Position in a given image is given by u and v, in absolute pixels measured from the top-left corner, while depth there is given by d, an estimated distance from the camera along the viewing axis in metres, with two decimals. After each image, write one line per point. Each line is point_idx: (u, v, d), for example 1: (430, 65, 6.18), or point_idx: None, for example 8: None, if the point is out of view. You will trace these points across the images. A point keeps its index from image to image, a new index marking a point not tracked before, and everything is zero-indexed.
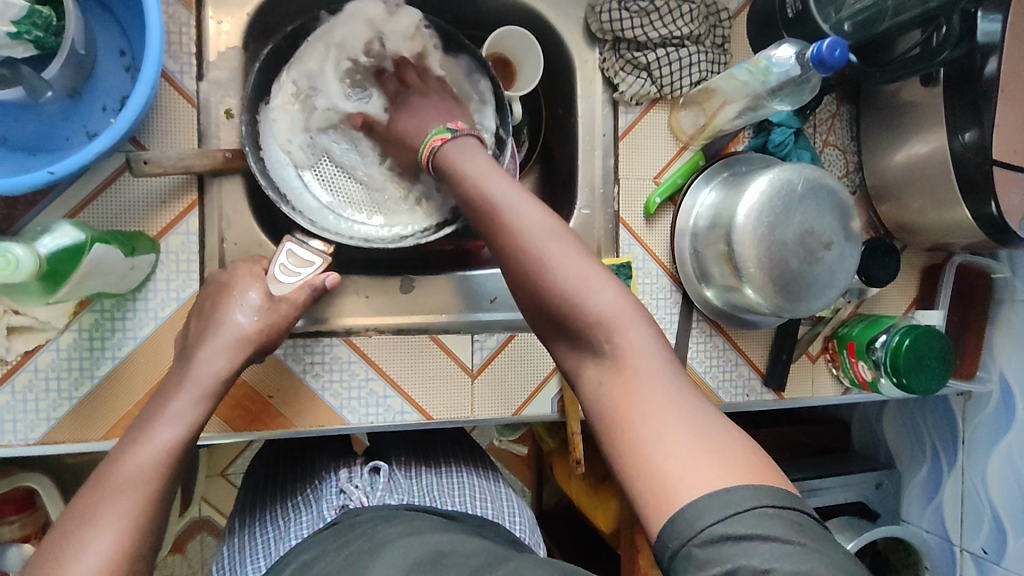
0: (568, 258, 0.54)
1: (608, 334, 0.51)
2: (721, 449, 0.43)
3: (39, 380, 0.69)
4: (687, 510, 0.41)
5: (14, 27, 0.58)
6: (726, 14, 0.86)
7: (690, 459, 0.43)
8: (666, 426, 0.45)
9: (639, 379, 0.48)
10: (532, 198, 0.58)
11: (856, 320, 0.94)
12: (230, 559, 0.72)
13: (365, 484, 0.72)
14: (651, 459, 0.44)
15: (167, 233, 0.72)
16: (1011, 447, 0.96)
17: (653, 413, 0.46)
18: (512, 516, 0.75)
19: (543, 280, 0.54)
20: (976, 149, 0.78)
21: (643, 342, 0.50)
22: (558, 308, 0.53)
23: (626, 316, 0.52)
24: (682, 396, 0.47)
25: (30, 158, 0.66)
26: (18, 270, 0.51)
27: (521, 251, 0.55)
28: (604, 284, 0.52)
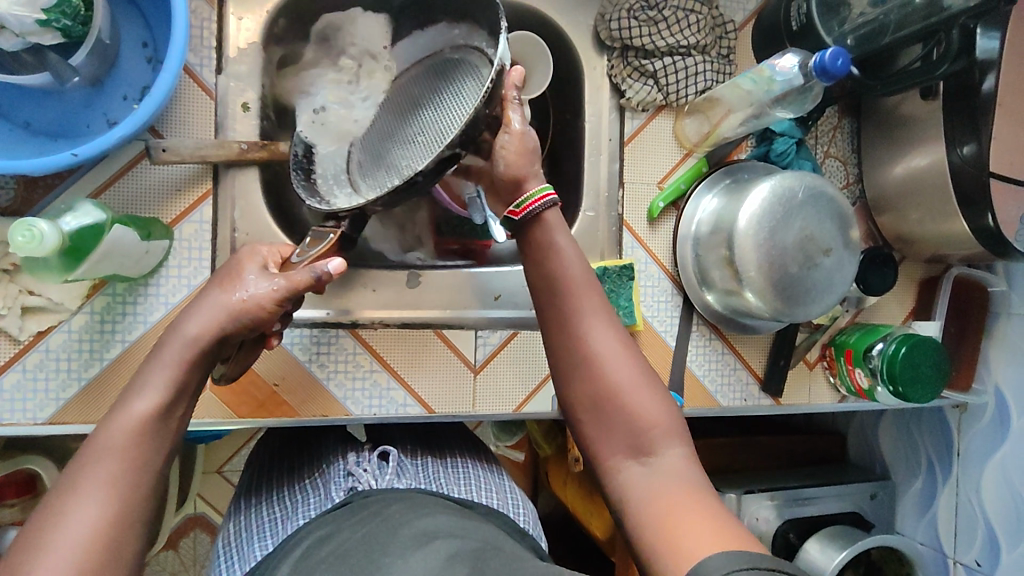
0: (627, 365, 0.58)
1: (654, 443, 0.55)
2: (739, 541, 0.47)
3: (50, 361, 0.70)
4: (713, 565, 0.44)
5: (44, 15, 0.59)
6: (731, 26, 0.89)
7: (710, 538, 0.47)
8: (690, 514, 0.50)
9: (673, 485, 0.52)
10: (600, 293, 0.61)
11: (853, 329, 0.95)
12: (235, 540, 0.73)
13: (373, 469, 0.74)
14: (680, 535, 0.48)
15: (181, 220, 0.73)
16: (1006, 458, 0.98)
17: (687, 511, 0.50)
18: (515, 505, 0.76)
19: (600, 380, 0.58)
20: (974, 162, 0.79)
21: (680, 455, 0.55)
22: (609, 409, 0.57)
23: (672, 432, 0.56)
24: (719, 507, 0.51)
25: (53, 143, 0.68)
26: (43, 245, 0.54)
27: (585, 346, 0.59)
28: (654, 398, 0.57)
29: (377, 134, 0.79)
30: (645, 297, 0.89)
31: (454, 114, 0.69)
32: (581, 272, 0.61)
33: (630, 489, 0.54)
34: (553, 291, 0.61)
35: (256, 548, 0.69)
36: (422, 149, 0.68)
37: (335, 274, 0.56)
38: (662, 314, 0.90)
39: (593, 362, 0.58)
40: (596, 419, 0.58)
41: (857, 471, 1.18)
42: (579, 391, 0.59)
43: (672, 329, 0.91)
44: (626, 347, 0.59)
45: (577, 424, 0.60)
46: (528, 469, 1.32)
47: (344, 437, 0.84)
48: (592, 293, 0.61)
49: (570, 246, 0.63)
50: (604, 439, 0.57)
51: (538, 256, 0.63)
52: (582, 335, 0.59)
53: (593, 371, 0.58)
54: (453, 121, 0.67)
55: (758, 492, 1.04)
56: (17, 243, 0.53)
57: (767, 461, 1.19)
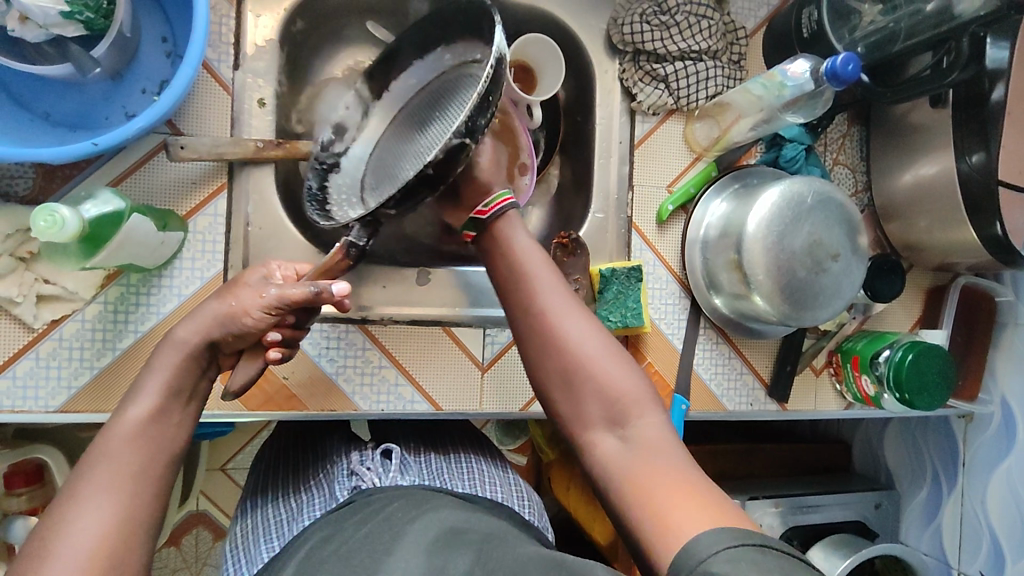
0: (592, 338, 0.60)
1: (629, 413, 0.56)
2: (720, 509, 0.48)
3: (63, 349, 0.70)
4: (701, 544, 0.45)
5: (67, 7, 0.60)
6: (742, 33, 0.90)
7: (690, 505, 0.48)
8: (669, 482, 0.51)
9: (652, 455, 0.53)
10: (558, 276, 0.64)
11: (859, 336, 0.95)
12: (245, 538, 0.73)
13: (378, 467, 0.74)
14: (660, 504, 0.50)
15: (196, 213, 0.74)
16: (1011, 470, 0.98)
17: (669, 482, 0.51)
18: (522, 501, 0.77)
19: (567, 357, 0.59)
20: (982, 170, 0.80)
21: (652, 421, 0.56)
22: (578, 381, 0.59)
23: (644, 400, 0.57)
24: (700, 478, 0.51)
25: (71, 133, 0.69)
26: (63, 230, 0.54)
27: (549, 325, 0.61)
28: (624, 369, 0.59)
29: (390, 158, 0.83)
30: (652, 300, 0.90)
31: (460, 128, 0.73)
32: (539, 261, 0.65)
33: (607, 461, 0.55)
34: (516, 275, 0.64)
35: (263, 549, 0.69)
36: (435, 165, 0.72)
37: (337, 297, 0.57)
38: (669, 317, 0.91)
39: (559, 339, 0.60)
40: (568, 397, 0.59)
41: (861, 481, 1.18)
42: (547, 368, 0.60)
43: (679, 332, 0.91)
44: (590, 322, 0.61)
45: (548, 402, 0.61)
46: (531, 473, 1.32)
47: (348, 435, 0.84)
48: (551, 274, 0.64)
49: (526, 239, 0.67)
50: (577, 412, 0.58)
51: (500, 247, 0.66)
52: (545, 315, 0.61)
53: (559, 348, 0.60)
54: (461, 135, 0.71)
55: (762, 498, 1.04)
56: (38, 229, 0.54)
57: (771, 469, 1.19)
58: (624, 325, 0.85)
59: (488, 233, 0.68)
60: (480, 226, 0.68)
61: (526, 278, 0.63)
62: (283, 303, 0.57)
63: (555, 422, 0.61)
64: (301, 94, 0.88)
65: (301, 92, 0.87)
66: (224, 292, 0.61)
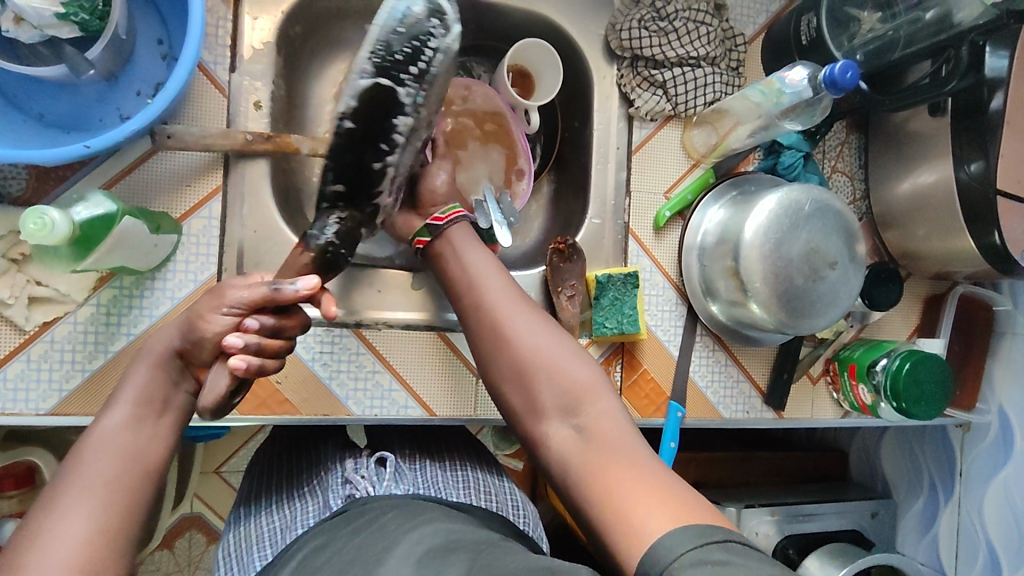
0: (542, 338, 0.63)
1: (585, 405, 0.59)
2: (683, 501, 0.49)
3: (54, 351, 0.70)
4: (668, 544, 0.45)
5: (62, 8, 0.60)
6: (742, 39, 0.90)
7: (648, 495, 0.49)
8: (626, 473, 0.52)
9: (613, 447, 0.55)
10: (506, 281, 0.67)
11: (857, 344, 0.95)
12: (238, 546, 0.73)
13: (371, 475, 0.74)
14: (617, 496, 0.51)
15: (190, 216, 0.74)
16: (1008, 482, 0.97)
17: (630, 474, 0.52)
18: (516, 509, 0.77)
19: (521, 358, 0.62)
20: (981, 179, 0.79)
21: (604, 410, 0.58)
22: (533, 379, 0.61)
23: (597, 392, 0.60)
24: (660, 469, 0.53)
25: (65, 134, 0.68)
26: (54, 233, 0.54)
27: (502, 327, 0.63)
28: (576, 362, 0.61)
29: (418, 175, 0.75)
30: (649, 306, 0.89)
31: (436, 105, 0.69)
32: (487, 267, 0.67)
33: (565, 456, 0.57)
34: (467, 279, 0.66)
35: (256, 558, 0.69)
36: (411, 149, 0.69)
37: (306, 289, 0.57)
38: (667, 325, 0.90)
39: (509, 339, 0.63)
40: (525, 396, 0.61)
41: (858, 489, 1.17)
42: (502, 368, 0.63)
43: (676, 339, 0.90)
44: (539, 322, 0.64)
45: (505, 402, 0.63)
46: (526, 479, 1.31)
47: (342, 441, 0.84)
48: (500, 278, 0.66)
49: (473, 246, 0.69)
50: (534, 410, 0.60)
51: (450, 256, 0.68)
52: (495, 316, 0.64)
53: (511, 348, 0.62)
54: (428, 108, 0.67)
55: (758, 507, 1.03)
56: (29, 231, 0.53)
57: (767, 477, 1.19)
58: (620, 332, 0.85)
59: (439, 239, 0.69)
60: (433, 232, 0.69)
61: (477, 285, 0.66)
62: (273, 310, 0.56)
63: (512, 421, 0.63)
64: (298, 96, 0.87)
65: (298, 95, 0.87)
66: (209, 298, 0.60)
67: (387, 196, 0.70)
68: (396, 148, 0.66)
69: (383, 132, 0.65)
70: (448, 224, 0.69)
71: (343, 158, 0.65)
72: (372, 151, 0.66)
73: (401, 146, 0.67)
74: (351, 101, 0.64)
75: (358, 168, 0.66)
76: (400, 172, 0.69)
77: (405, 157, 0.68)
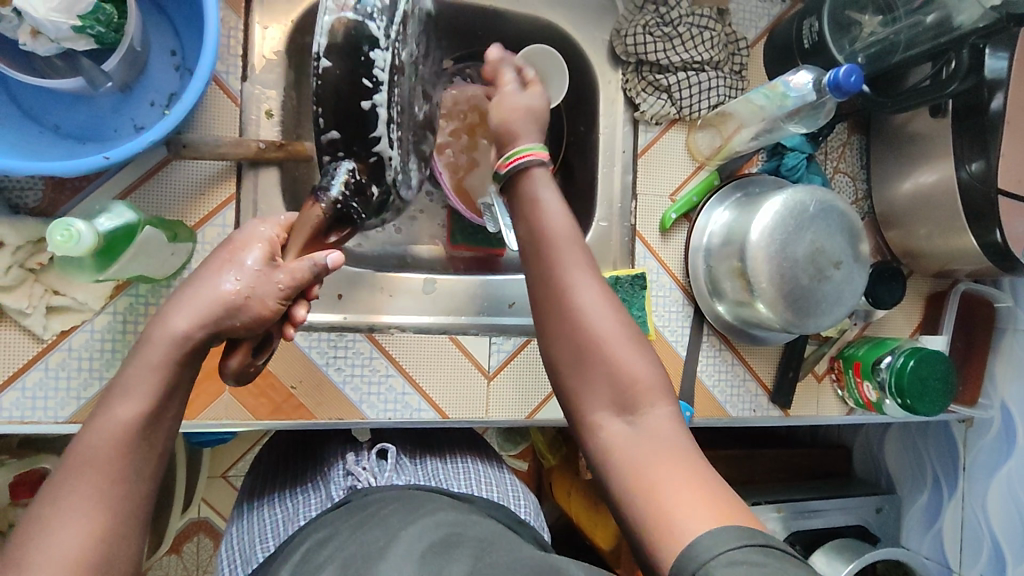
0: (606, 316, 0.58)
1: (640, 400, 0.56)
2: (724, 504, 0.49)
3: (72, 359, 0.71)
4: (706, 543, 0.45)
5: (80, 22, 0.60)
6: (744, 43, 0.91)
7: (683, 493, 0.49)
8: (668, 469, 0.51)
9: (662, 450, 0.53)
10: (581, 252, 0.61)
11: (861, 342, 0.96)
12: (242, 540, 0.74)
13: (372, 467, 0.75)
14: (659, 492, 0.50)
15: (205, 223, 0.75)
16: (1011, 475, 0.98)
17: (671, 472, 0.51)
18: (517, 498, 0.78)
19: (580, 335, 0.58)
20: (981, 178, 0.81)
21: (660, 412, 0.55)
22: (592, 360, 0.57)
23: (656, 389, 0.56)
24: (703, 470, 0.52)
25: (81, 145, 0.68)
26: (79, 245, 0.55)
27: (565, 303, 0.59)
28: (637, 353, 0.57)
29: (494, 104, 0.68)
30: (657, 307, 0.90)
31: (408, 53, 0.69)
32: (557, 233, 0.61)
33: (611, 446, 0.55)
34: (531, 248, 0.62)
35: (259, 551, 0.69)
36: (399, 107, 0.69)
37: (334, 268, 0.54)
38: (674, 325, 0.91)
39: (571, 318, 0.58)
40: (580, 374, 0.58)
41: (862, 485, 1.19)
42: (561, 348, 0.59)
43: (683, 339, 0.92)
44: (603, 301, 0.59)
45: (558, 380, 0.60)
46: (532, 480, 1.32)
47: (347, 438, 0.84)
48: (572, 247, 0.61)
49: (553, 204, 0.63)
50: (586, 392, 0.57)
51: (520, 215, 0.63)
52: (557, 290, 0.59)
53: (572, 328, 0.58)
54: (401, 52, 0.67)
55: (765, 504, 1.04)
56: (55, 242, 0.54)
57: (771, 474, 1.20)
58: None
59: (508, 186, 0.65)
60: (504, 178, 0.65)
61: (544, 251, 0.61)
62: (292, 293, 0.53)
63: (565, 401, 0.60)
64: None
65: None
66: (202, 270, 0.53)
67: (388, 144, 0.68)
68: (380, 86, 0.65)
69: (361, 62, 0.63)
70: (511, 170, 0.64)
71: (337, 101, 0.64)
72: (356, 87, 0.64)
73: (384, 81, 0.65)
74: (321, 39, 0.62)
75: (346, 109, 0.65)
76: (393, 124, 0.68)
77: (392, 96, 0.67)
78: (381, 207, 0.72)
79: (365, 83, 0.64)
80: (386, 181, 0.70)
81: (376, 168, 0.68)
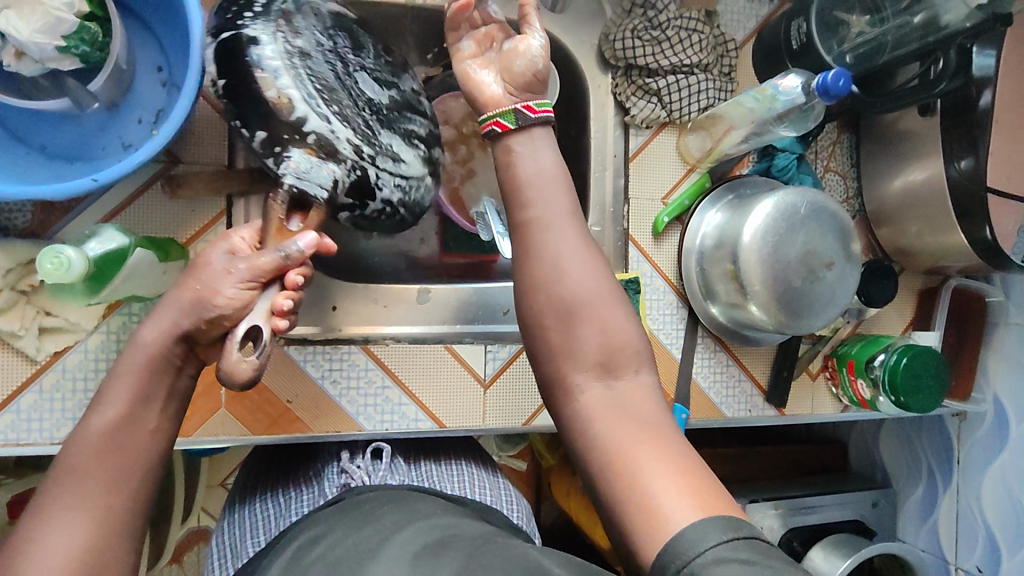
0: (591, 275, 0.57)
1: (622, 366, 0.55)
2: (706, 488, 0.48)
3: (66, 380, 0.71)
4: (690, 534, 0.44)
5: (63, 42, 0.60)
6: (733, 45, 0.91)
7: (667, 477, 0.48)
8: (651, 446, 0.50)
9: (644, 427, 0.52)
10: (567, 207, 0.59)
11: (855, 340, 0.97)
12: (234, 533, 0.75)
13: (367, 465, 0.76)
14: (643, 470, 0.49)
15: (196, 240, 0.74)
16: (1006, 467, 0.99)
17: (651, 454, 0.49)
18: (510, 503, 0.79)
19: (563, 289, 0.56)
20: (970, 175, 0.81)
21: (644, 381, 0.55)
22: (578, 315, 0.56)
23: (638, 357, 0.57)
24: (683, 453, 0.50)
25: (69, 166, 0.68)
26: (70, 271, 0.55)
27: (545, 260, 0.57)
28: (621, 315, 0.57)
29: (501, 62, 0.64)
30: (651, 311, 0.91)
31: (313, 40, 0.66)
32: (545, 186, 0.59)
33: (591, 411, 0.54)
34: (527, 195, 0.58)
35: (249, 545, 0.71)
36: (324, 87, 0.65)
37: (306, 248, 0.52)
38: (668, 328, 0.92)
39: (557, 273, 0.57)
40: (565, 329, 0.56)
41: (858, 479, 1.20)
42: (543, 304, 0.57)
43: (678, 342, 0.92)
44: (591, 260, 0.58)
45: (536, 333, 0.58)
46: (531, 481, 1.32)
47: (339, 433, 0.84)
48: (559, 201, 0.59)
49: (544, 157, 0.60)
50: (569, 349, 0.56)
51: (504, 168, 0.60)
52: (543, 246, 0.57)
53: (558, 283, 0.56)
54: (297, 38, 0.64)
55: (762, 501, 1.05)
56: (46, 270, 0.54)
57: (767, 471, 1.21)
58: None
59: (523, 133, 0.60)
60: (521, 120, 0.60)
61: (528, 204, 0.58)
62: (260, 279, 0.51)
63: (537, 355, 0.58)
64: None
65: None
66: (186, 278, 0.53)
67: (322, 120, 0.62)
68: (276, 73, 0.60)
69: (239, 62, 0.60)
70: (540, 120, 0.60)
71: (246, 106, 0.61)
72: (254, 87, 0.60)
73: (281, 66, 0.61)
74: (211, 69, 0.61)
75: (255, 106, 0.60)
76: (317, 101, 0.63)
77: (298, 82, 0.62)
78: (362, 192, 0.66)
79: (262, 78, 0.60)
80: (344, 158, 0.63)
81: (324, 148, 0.62)
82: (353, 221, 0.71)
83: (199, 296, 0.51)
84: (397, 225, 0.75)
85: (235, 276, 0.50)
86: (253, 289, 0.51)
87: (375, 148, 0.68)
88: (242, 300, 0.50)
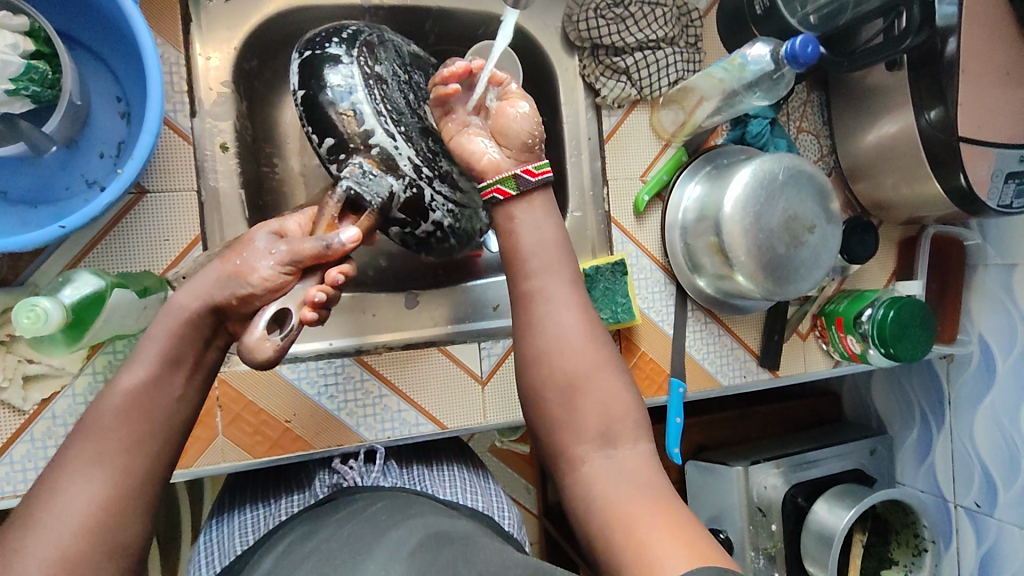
0: (587, 352, 0.57)
1: (619, 438, 0.55)
2: (699, 545, 0.46)
3: (57, 427, 0.69)
4: None
5: (12, 85, 0.57)
6: (696, 14, 0.90)
7: (665, 534, 0.47)
8: (649, 506, 0.50)
9: (639, 493, 0.51)
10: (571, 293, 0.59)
11: (841, 297, 0.98)
12: (218, 535, 0.73)
13: (360, 466, 0.76)
14: (641, 525, 0.48)
15: (173, 269, 0.72)
16: (995, 404, 1.01)
17: (646, 517, 0.49)
18: (501, 510, 0.75)
19: (558, 368, 0.57)
20: (941, 126, 0.81)
21: (643, 451, 0.55)
22: (579, 395, 0.56)
23: (632, 426, 0.56)
24: (677, 514, 0.50)
25: (33, 211, 0.65)
26: (48, 323, 0.54)
27: (548, 349, 0.57)
28: (615, 382, 0.57)
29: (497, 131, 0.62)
30: (639, 290, 0.91)
31: (393, 70, 0.69)
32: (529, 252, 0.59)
33: (592, 478, 0.54)
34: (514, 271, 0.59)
35: (238, 543, 0.69)
36: (395, 110, 0.66)
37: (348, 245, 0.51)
38: (657, 305, 0.92)
39: (557, 350, 0.57)
40: (566, 401, 0.56)
41: (855, 428, 1.23)
42: (546, 380, 0.57)
43: (669, 318, 0.92)
44: (590, 333, 0.58)
45: (536, 402, 0.58)
46: (535, 460, 1.31)
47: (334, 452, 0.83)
48: (559, 276, 0.59)
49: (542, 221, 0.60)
50: (571, 422, 0.56)
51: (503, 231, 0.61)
52: (553, 337, 0.57)
53: (555, 362, 0.57)
54: (376, 64, 0.67)
55: (763, 461, 1.07)
56: (22, 325, 0.53)
57: (765, 428, 1.24)
58: (616, 321, 0.86)
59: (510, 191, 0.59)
60: (524, 185, 0.59)
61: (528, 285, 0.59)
62: (292, 258, 0.50)
63: (542, 429, 0.58)
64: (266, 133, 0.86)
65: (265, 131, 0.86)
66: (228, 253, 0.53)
67: (386, 136, 0.65)
68: (346, 93, 0.64)
69: (323, 83, 0.64)
70: (540, 182, 0.60)
71: (315, 120, 0.65)
72: (327, 105, 0.64)
73: (357, 89, 0.64)
74: (298, 94, 0.66)
75: (323, 121, 0.64)
76: (384, 119, 0.65)
77: (369, 102, 0.64)
78: (415, 211, 0.68)
79: (332, 95, 0.64)
80: (404, 174, 0.65)
81: (385, 162, 0.64)
82: (402, 238, 0.71)
83: (238, 271, 0.50)
84: (445, 251, 0.76)
85: (276, 256, 0.50)
86: (290, 274, 0.50)
87: (436, 171, 0.68)
88: (272, 282, 0.49)
